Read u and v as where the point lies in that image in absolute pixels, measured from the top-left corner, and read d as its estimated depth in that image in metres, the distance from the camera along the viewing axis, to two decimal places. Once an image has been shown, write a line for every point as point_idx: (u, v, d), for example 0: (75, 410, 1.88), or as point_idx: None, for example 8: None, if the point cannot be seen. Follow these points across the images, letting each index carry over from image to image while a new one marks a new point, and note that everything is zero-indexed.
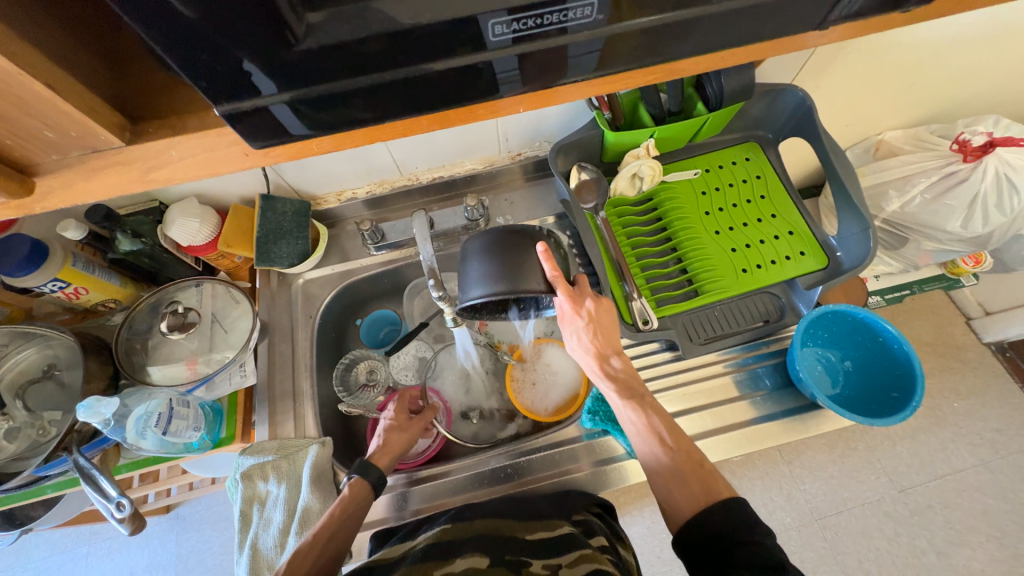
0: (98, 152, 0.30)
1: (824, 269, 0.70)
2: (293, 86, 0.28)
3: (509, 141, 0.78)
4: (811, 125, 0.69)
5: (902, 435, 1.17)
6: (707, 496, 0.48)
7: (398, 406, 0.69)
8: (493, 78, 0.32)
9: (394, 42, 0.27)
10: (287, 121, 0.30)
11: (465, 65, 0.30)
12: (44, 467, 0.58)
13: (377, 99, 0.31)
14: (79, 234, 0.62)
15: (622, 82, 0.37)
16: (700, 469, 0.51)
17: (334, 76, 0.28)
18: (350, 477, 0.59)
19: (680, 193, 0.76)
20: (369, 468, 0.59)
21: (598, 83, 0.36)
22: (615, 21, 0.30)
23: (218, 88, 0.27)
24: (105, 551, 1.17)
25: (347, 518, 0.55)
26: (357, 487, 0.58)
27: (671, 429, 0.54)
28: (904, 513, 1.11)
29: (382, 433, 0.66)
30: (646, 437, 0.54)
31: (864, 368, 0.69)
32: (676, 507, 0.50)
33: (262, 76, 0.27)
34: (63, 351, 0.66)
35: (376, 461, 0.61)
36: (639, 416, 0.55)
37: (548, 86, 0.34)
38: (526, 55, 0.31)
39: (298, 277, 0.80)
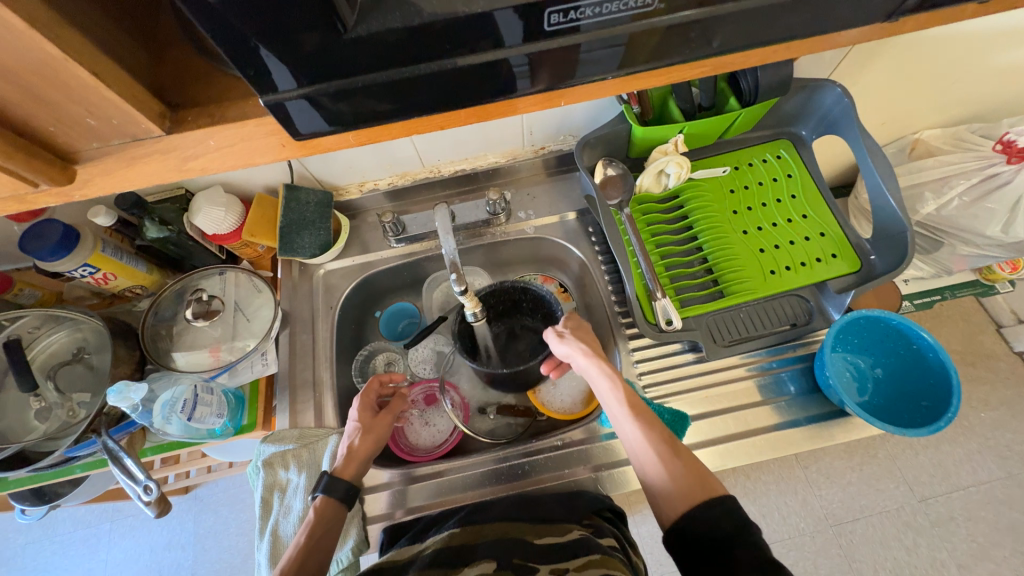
0: (137, 141, 0.30)
1: (857, 272, 0.67)
2: (334, 75, 0.28)
3: (534, 135, 0.76)
4: (848, 124, 0.67)
5: (926, 444, 1.13)
6: (706, 491, 0.47)
7: (362, 404, 0.65)
8: (510, 75, 0.31)
9: (415, 36, 0.26)
10: (297, 116, 0.29)
11: (479, 62, 0.29)
12: (75, 447, 0.60)
13: (405, 95, 0.30)
14: (109, 221, 0.64)
15: (645, 82, 0.35)
16: (695, 464, 0.50)
17: (366, 67, 0.28)
18: (317, 493, 0.57)
19: (708, 191, 0.74)
20: (334, 483, 0.57)
21: (618, 82, 0.35)
22: (640, 18, 0.29)
23: (254, 77, 0.26)
24: (127, 528, 1.20)
25: (319, 539, 0.53)
26: (322, 507, 0.56)
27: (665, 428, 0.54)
28: (924, 524, 1.08)
29: (353, 435, 0.62)
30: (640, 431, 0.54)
31: (895, 376, 0.67)
32: (670, 504, 0.48)
33: (305, 62, 0.26)
34: (91, 335, 0.67)
35: (342, 472, 0.59)
36: (638, 410, 0.55)
37: (560, 86, 0.33)
38: (533, 55, 0.29)
39: (319, 268, 0.80)
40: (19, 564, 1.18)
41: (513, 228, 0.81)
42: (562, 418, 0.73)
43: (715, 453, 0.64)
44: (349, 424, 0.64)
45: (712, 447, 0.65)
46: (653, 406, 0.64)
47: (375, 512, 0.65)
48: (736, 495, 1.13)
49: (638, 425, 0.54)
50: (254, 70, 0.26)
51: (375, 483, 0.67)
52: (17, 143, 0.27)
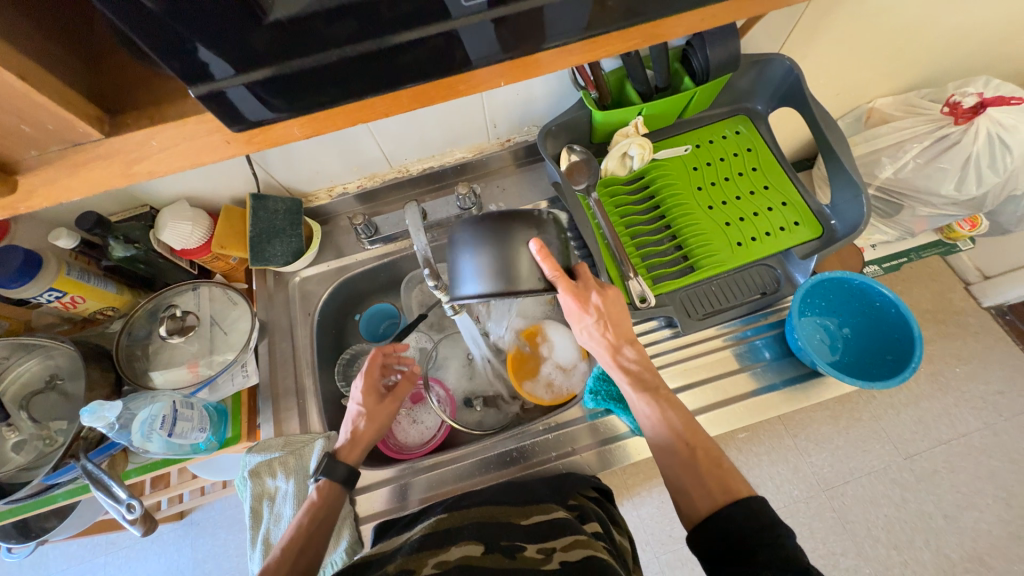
0: (78, 146, 0.30)
1: (819, 238, 0.70)
2: (271, 61, 0.28)
3: (498, 127, 0.77)
4: (800, 93, 0.69)
5: (905, 402, 1.17)
6: (725, 494, 0.47)
7: (366, 387, 0.64)
8: (456, 50, 0.31)
9: (353, 17, 0.27)
10: (241, 104, 0.29)
11: (422, 39, 0.30)
12: (53, 475, 0.58)
13: (349, 77, 0.30)
14: (71, 242, 0.62)
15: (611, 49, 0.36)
16: (715, 465, 0.50)
17: (305, 51, 0.28)
18: (318, 477, 0.58)
19: (672, 170, 0.75)
20: (333, 467, 0.58)
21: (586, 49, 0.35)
22: None
23: (184, 69, 0.26)
24: (122, 559, 1.18)
25: (316, 530, 0.54)
26: (324, 488, 0.58)
27: (691, 426, 0.54)
28: (911, 480, 1.12)
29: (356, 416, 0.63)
30: (661, 432, 0.54)
31: (862, 334, 0.69)
32: (688, 500, 0.49)
33: (239, 51, 0.27)
34: (64, 361, 0.66)
35: (344, 456, 0.60)
36: (663, 410, 0.55)
37: (523, 53, 0.33)
38: (505, 18, 0.30)
39: (294, 275, 0.79)
40: None
41: None
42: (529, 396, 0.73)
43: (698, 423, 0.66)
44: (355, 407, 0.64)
45: (696, 418, 0.66)
46: None
47: (369, 511, 0.65)
48: None
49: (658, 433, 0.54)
50: (185, 62, 0.26)
51: (366, 484, 0.67)
52: None
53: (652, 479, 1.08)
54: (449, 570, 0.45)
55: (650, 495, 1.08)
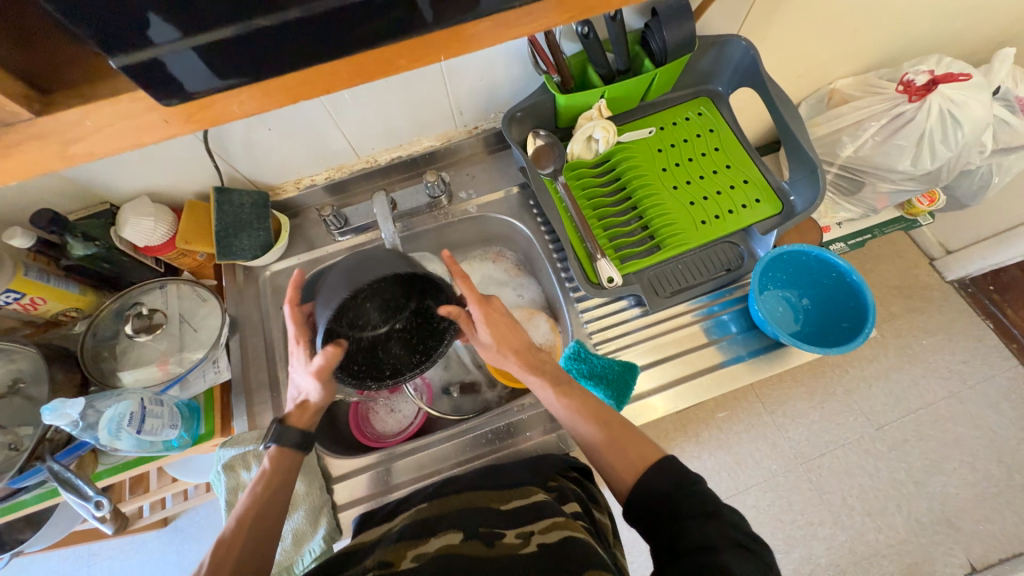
0: (6, 126, 0.29)
1: (780, 213, 0.72)
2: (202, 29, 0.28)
3: (464, 114, 0.78)
4: (757, 73, 0.71)
5: (876, 375, 1.22)
6: (643, 461, 0.50)
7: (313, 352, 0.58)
8: (392, 18, 0.31)
9: None
10: (175, 74, 0.30)
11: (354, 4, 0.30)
12: (20, 478, 0.57)
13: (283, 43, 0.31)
14: (27, 241, 0.61)
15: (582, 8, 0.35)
16: (632, 436, 0.53)
17: (237, 16, 0.28)
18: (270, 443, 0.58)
19: (637, 152, 0.77)
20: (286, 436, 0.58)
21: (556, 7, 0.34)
22: None
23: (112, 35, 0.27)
24: (106, 569, 1.16)
25: (274, 494, 0.55)
26: (277, 456, 0.57)
27: (604, 405, 0.57)
28: (882, 449, 1.16)
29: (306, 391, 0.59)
30: (579, 419, 0.56)
31: (821, 304, 0.72)
32: (617, 477, 0.51)
33: (171, 9, 0.27)
34: (26, 364, 0.64)
35: (295, 421, 0.59)
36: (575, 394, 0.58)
37: (458, 26, 0.34)
38: None
39: (264, 269, 0.79)
40: None
41: (457, 209, 0.82)
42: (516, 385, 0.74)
43: (667, 397, 0.68)
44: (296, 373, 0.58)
45: (664, 392, 0.68)
46: (603, 360, 0.67)
47: (348, 499, 0.65)
48: (711, 447, 1.18)
49: (579, 419, 0.56)
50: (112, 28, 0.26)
51: (344, 472, 0.67)
52: None
53: None
54: (426, 562, 0.46)
55: None
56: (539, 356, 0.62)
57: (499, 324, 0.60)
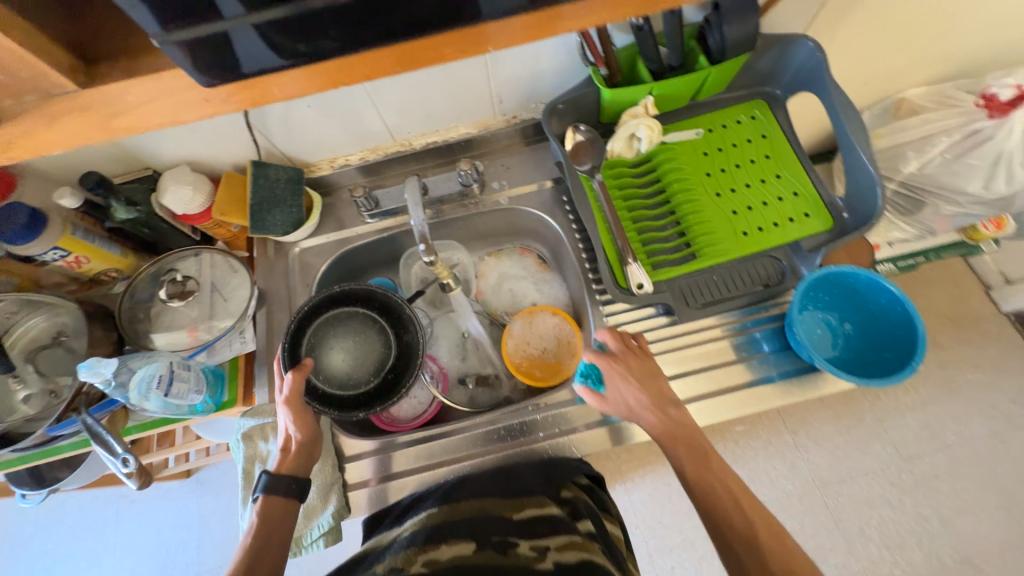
0: (53, 97, 0.30)
1: (829, 231, 0.67)
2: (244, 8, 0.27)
3: (504, 103, 0.76)
4: (820, 78, 0.66)
5: (911, 405, 1.15)
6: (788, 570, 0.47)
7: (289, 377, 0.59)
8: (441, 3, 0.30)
9: None
10: (218, 55, 0.29)
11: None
12: (57, 425, 0.61)
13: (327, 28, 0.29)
14: (75, 202, 0.63)
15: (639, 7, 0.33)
16: (778, 539, 0.49)
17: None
18: (257, 495, 0.56)
19: (681, 154, 0.73)
20: (273, 483, 0.55)
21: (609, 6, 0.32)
22: None
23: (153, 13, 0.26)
24: (132, 512, 1.23)
25: (266, 543, 0.53)
26: (265, 509, 0.55)
27: (754, 498, 0.53)
28: (909, 483, 1.10)
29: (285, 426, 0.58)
30: (726, 509, 0.52)
31: (865, 330, 0.67)
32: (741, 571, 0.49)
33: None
34: (69, 319, 0.68)
35: (281, 468, 0.57)
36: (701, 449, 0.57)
37: (509, 14, 0.32)
38: None
39: (294, 246, 0.79)
40: (32, 548, 1.22)
41: (488, 199, 0.81)
42: (525, 378, 0.73)
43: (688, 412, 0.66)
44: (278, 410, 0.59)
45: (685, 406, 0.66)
46: None
47: (359, 479, 0.66)
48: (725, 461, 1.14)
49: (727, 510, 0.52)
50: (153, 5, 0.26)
51: (356, 453, 0.68)
52: None
53: (646, 465, 1.09)
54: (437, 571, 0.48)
55: (644, 482, 1.09)
56: (675, 418, 0.59)
57: (635, 373, 0.61)
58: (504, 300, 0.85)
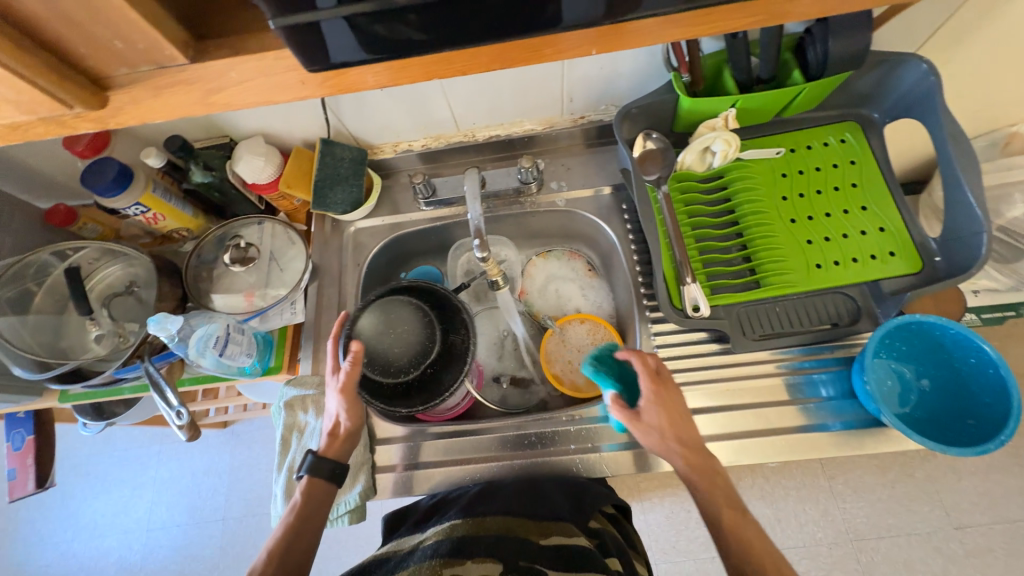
0: (164, 69, 0.31)
1: (916, 274, 0.62)
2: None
3: (573, 102, 0.73)
4: (929, 105, 0.60)
5: (971, 470, 1.05)
6: None
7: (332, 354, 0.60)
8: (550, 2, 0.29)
9: None
10: (324, 42, 0.29)
11: None
12: (122, 370, 0.66)
13: (431, 21, 0.29)
14: (158, 162, 0.67)
15: (724, 23, 0.32)
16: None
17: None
18: (301, 474, 0.58)
19: (756, 174, 0.68)
20: (317, 465, 0.58)
21: (691, 19, 0.32)
22: None
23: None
24: (171, 452, 1.32)
25: (304, 523, 0.56)
26: (307, 489, 0.57)
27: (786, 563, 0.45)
28: (958, 553, 1.01)
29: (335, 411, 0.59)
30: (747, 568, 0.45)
31: (943, 389, 0.61)
32: None
33: None
34: (142, 271, 0.72)
35: (326, 452, 0.59)
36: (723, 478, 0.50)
37: (616, 17, 0.30)
38: None
39: (350, 225, 0.81)
40: (82, 471, 1.33)
41: (544, 199, 0.79)
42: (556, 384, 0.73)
43: (731, 447, 0.62)
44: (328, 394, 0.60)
45: (729, 441, 0.62)
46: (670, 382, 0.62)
47: (387, 463, 0.67)
48: (752, 496, 1.08)
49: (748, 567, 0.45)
50: None
51: (387, 436, 0.69)
52: (54, 65, 0.29)
53: (666, 488, 1.05)
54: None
55: (661, 504, 1.05)
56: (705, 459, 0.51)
57: (667, 405, 0.53)
58: (550, 302, 0.82)
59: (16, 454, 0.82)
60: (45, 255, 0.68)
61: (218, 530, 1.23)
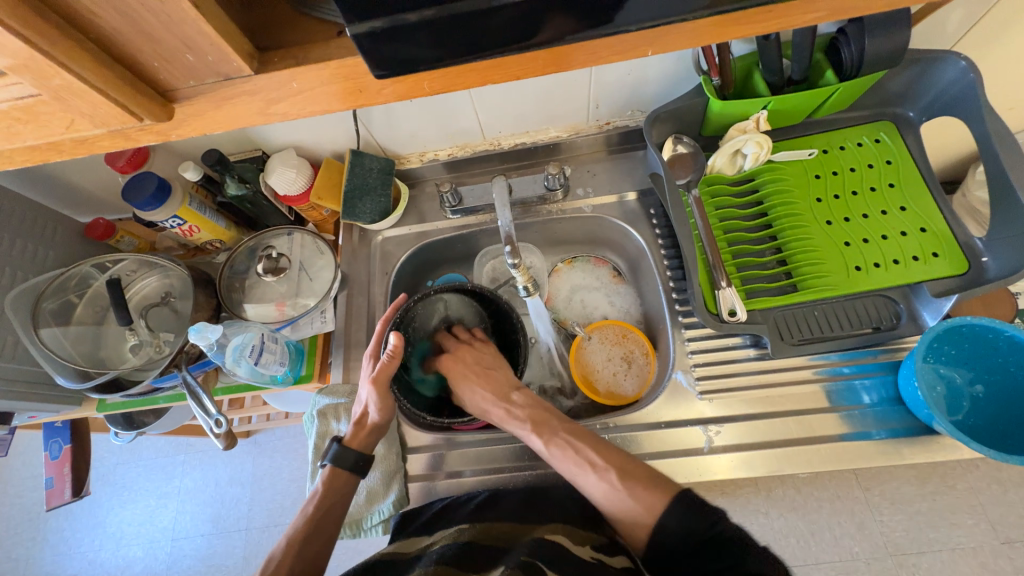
0: (228, 80, 0.32)
1: (961, 276, 0.60)
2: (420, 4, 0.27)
3: (600, 109, 0.73)
4: (970, 102, 0.58)
5: (1016, 481, 1.00)
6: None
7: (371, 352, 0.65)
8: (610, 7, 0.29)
9: None
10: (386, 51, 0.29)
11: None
12: (160, 379, 0.66)
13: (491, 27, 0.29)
14: (196, 176, 0.68)
15: (742, 27, 0.32)
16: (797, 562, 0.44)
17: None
18: (325, 463, 0.62)
19: (789, 175, 0.67)
20: (341, 455, 0.62)
21: (709, 29, 0.32)
22: None
23: None
24: (196, 461, 1.34)
25: (324, 516, 0.60)
26: (330, 477, 0.62)
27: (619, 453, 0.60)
28: (1005, 569, 0.95)
29: (368, 403, 0.63)
30: (574, 464, 0.59)
31: (998, 396, 0.59)
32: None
33: None
34: (177, 281, 0.73)
35: (351, 442, 0.63)
36: (619, 472, 0.57)
37: (674, 20, 0.30)
38: None
39: (377, 234, 0.82)
40: (110, 480, 1.35)
41: (570, 205, 0.79)
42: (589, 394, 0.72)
43: (772, 456, 0.60)
44: (362, 384, 0.65)
45: (769, 450, 0.60)
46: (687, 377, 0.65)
47: (417, 472, 0.67)
48: (784, 509, 1.04)
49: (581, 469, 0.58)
50: None
51: (417, 444, 0.69)
52: (127, 77, 0.30)
53: None
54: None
55: None
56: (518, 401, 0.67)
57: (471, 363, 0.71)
58: (575, 309, 0.82)
59: (53, 463, 0.84)
60: (86, 267, 0.70)
61: (240, 540, 1.24)
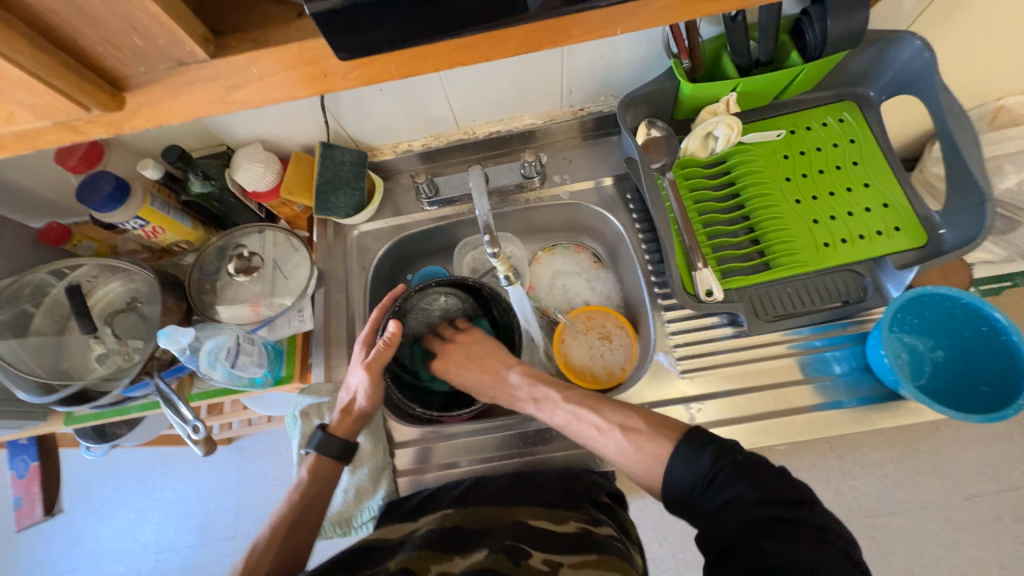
0: (183, 66, 0.30)
1: (921, 247, 0.62)
2: None
3: (573, 94, 0.73)
4: (925, 80, 0.60)
5: (975, 440, 1.06)
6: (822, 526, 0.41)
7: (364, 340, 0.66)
8: None
9: None
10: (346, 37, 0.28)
11: None
12: (130, 387, 0.64)
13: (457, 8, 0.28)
14: (157, 173, 0.65)
15: (709, 8, 0.32)
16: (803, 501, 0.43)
17: None
18: (310, 450, 0.62)
19: (759, 156, 0.69)
20: (326, 442, 0.62)
21: (678, 8, 0.32)
22: None
23: None
24: (175, 471, 1.30)
25: (310, 502, 0.60)
26: (315, 463, 0.62)
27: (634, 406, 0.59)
28: (967, 522, 1.02)
29: (356, 390, 0.63)
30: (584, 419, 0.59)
31: (956, 359, 0.62)
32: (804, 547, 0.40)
33: None
34: (143, 286, 0.70)
35: (335, 429, 0.63)
36: (621, 428, 0.56)
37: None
38: None
39: (353, 229, 0.80)
40: (84, 496, 1.29)
41: (548, 192, 0.79)
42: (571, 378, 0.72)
43: (751, 429, 0.62)
44: (352, 371, 0.65)
45: (748, 423, 0.62)
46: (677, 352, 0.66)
47: (406, 466, 0.67)
48: None
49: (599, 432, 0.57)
50: None
51: (405, 439, 0.68)
52: (71, 65, 0.28)
53: None
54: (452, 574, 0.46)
55: None
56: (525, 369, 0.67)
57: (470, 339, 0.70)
58: (557, 296, 0.83)
59: (20, 482, 0.80)
60: (42, 274, 0.66)
61: (228, 548, 1.21)
